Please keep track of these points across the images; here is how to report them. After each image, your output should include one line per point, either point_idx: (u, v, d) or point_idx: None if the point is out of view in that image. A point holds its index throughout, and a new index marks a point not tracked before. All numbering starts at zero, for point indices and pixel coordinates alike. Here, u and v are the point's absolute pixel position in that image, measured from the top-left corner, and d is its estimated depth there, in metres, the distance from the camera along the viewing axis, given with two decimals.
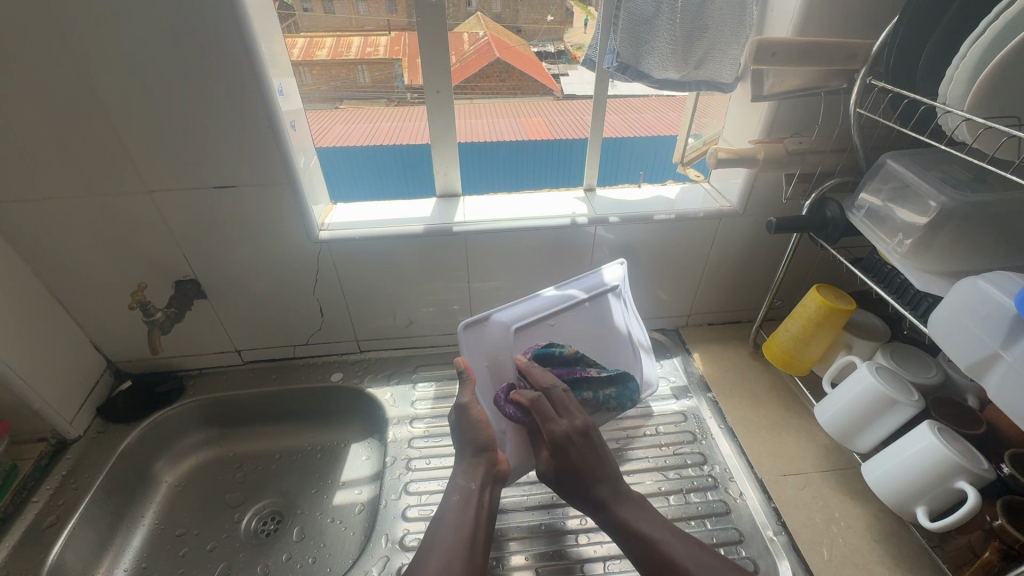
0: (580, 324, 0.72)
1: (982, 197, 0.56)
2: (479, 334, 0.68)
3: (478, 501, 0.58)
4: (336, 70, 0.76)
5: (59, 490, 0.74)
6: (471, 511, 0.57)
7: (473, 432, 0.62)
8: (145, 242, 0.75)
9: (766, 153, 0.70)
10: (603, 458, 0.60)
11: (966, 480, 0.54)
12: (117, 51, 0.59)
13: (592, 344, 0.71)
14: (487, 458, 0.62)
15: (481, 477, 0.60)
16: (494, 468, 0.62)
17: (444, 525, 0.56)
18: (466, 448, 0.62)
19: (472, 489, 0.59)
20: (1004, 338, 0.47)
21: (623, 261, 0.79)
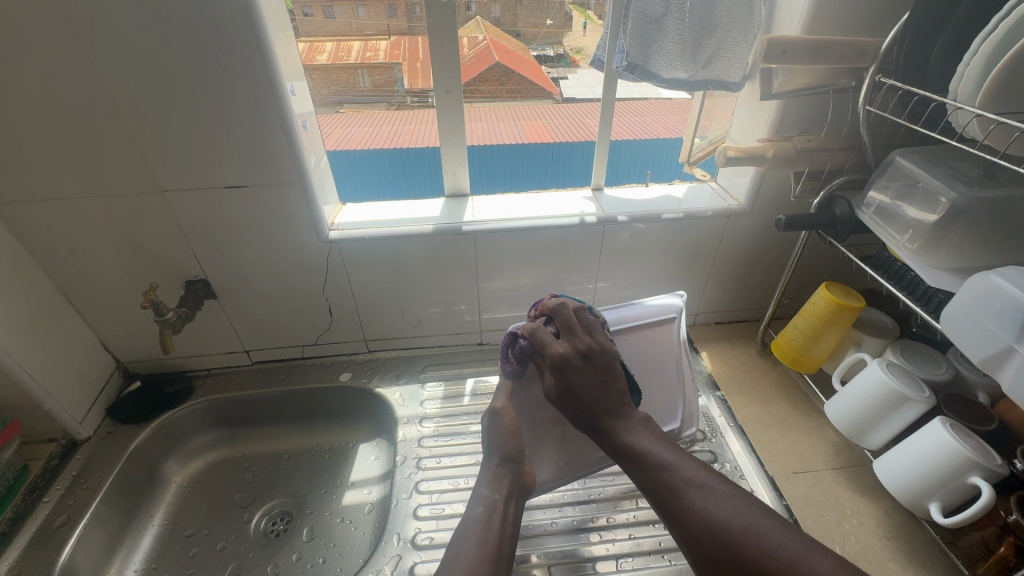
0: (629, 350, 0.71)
1: (994, 192, 0.56)
2: None
3: (502, 513, 0.57)
4: (336, 74, 0.76)
5: (70, 490, 0.74)
6: (497, 521, 0.56)
7: (500, 436, 0.62)
8: (156, 243, 0.75)
9: (775, 151, 0.70)
10: (606, 379, 0.55)
11: (981, 476, 0.54)
12: (131, 52, 0.59)
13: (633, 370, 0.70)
14: (513, 469, 0.61)
15: (507, 488, 0.60)
16: (519, 480, 0.61)
17: (469, 534, 0.55)
18: (494, 454, 0.62)
19: (498, 499, 0.58)
20: (1018, 331, 0.47)
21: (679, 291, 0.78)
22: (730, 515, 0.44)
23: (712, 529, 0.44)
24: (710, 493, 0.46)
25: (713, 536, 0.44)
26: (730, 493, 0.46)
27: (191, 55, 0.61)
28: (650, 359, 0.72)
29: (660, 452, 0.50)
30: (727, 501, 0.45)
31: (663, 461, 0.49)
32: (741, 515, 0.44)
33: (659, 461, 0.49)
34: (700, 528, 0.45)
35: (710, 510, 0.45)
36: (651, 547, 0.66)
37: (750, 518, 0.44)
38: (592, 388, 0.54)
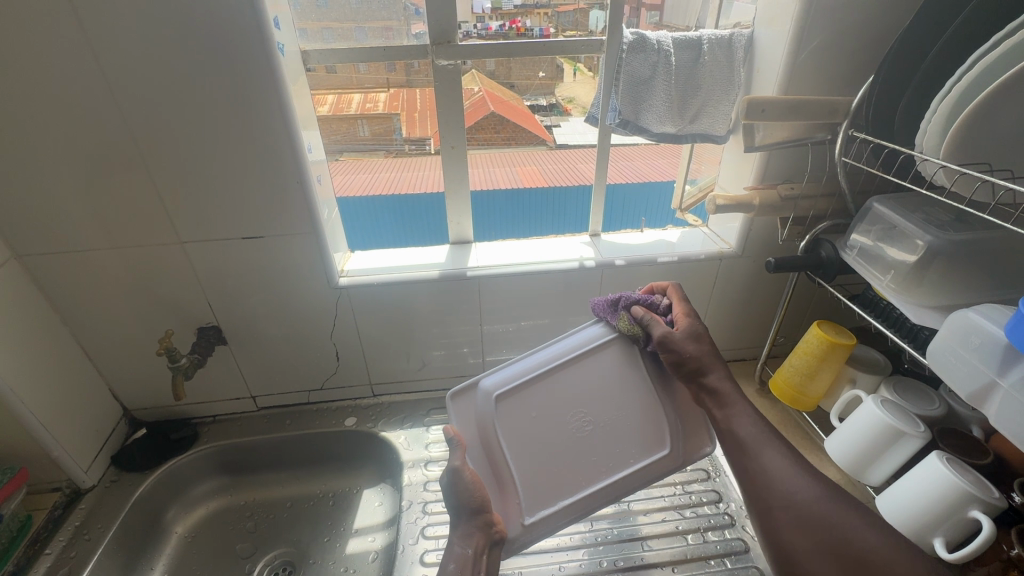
0: (584, 379, 0.64)
1: (964, 236, 0.60)
2: (467, 402, 0.65)
3: (474, 569, 0.53)
4: (335, 124, 0.81)
5: (72, 541, 0.73)
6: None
7: (464, 493, 0.58)
8: (173, 292, 0.78)
9: (761, 199, 0.75)
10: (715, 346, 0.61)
11: (981, 510, 0.55)
12: (166, 117, 0.65)
13: (591, 400, 0.63)
14: (483, 520, 0.57)
15: (479, 541, 0.55)
16: (491, 531, 0.57)
17: None
18: (464, 508, 0.57)
19: (468, 556, 0.54)
20: (999, 365, 0.50)
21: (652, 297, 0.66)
22: (802, 494, 0.49)
23: (780, 496, 0.49)
24: (790, 470, 0.51)
25: (793, 514, 0.48)
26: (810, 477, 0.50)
27: (218, 119, 0.66)
28: (616, 387, 0.63)
29: (750, 433, 0.54)
30: (801, 481, 0.50)
31: (750, 441, 0.54)
32: (810, 489, 0.49)
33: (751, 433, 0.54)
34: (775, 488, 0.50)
35: (784, 482, 0.50)
36: None
37: (821, 500, 0.48)
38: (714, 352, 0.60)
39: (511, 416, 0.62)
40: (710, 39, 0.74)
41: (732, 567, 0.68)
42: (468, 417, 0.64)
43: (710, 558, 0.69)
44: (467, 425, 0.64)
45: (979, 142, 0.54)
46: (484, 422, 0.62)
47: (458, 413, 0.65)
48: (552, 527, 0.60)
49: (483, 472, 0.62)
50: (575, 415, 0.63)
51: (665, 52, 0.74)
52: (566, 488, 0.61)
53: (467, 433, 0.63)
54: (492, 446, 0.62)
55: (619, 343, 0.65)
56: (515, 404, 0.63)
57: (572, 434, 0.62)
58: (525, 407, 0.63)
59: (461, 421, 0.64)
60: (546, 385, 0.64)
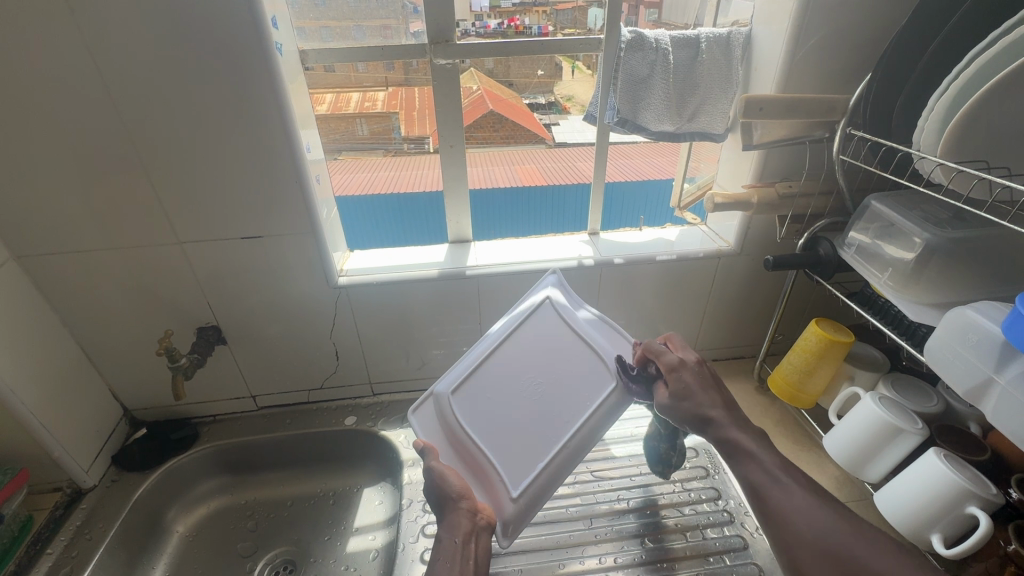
0: (518, 352, 0.68)
1: (962, 233, 0.60)
2: (429, 411, 0.67)
3: (464, 556, 0.52)
4: (334, 124, 0.81)
5: (73, 541, 0.73)
6: (459, 564, 0.51)
7: (445, 486, 0.57)
8: (171, 291, 0.78)
9: (759, 197, 0.75)
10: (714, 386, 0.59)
11: (978, 506, 0.55)
12: (163, 117, 0.65)
13: (535, 368, 0.67)
14: (467, 507, 0.56)
15: (465, 529, 0.54)
16: (477, 517, 0.56)
17: None
18: (448, 499, 0.57)
19: (457, 544, 0.52)
20: (997, 362, 0.50)
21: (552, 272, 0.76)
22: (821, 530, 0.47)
23: (797, 531, 0.47)
24: (805, 503, 0.49)
25: (813, 552, 0.46)
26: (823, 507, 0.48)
27: (216, 118, 0.66)
28: (551, 347, 0.68)
29: (763, 469, 0.52)
30: (817, 514, 0.48)
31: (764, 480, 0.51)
32: (825, 520, 0.47)
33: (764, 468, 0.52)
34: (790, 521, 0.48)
35: (798, 514, 0.48)
36: None
37: (839, 535, 0.46)
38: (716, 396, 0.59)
39: (469, 405, 0.65)
40: (708, 38, 0.75)
41: (732, 564, 0.68)
42: (432, 424, 0.66)
43: (710, 555, 0.70)
44: (434, 432, 0.65)
45: (977, 140, 0.54)
46: (446, 418, 0.64)
47: (422, 424, 0.66)
48: (540, 496, 0.58)
49: (461, 469, 0.62)
50: (527, 386, 0.65)
51: (663, 50, 0.74)
52: (539, 451, 0.60)
53: (435, 437, 0.65)
54: (461, 445, 0.63)
55: (537, 312, 0.71)
56: (469, 395, 0.66)
57: (530, 402, 0.64)
58: (480, 395, 0.66)
59: (427, 431, 0.65)
60: (490, 369, 0.68)
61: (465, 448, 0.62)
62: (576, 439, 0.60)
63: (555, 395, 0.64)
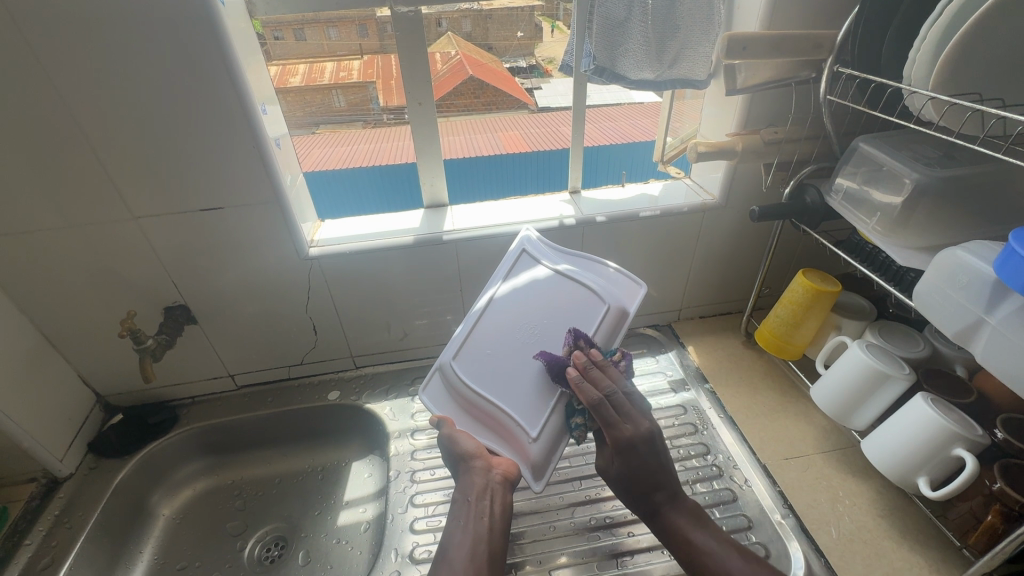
0: (511, 303, 0.67)
1: (953, 172, 0.58)
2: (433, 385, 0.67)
3: (477, 510, 0.57)
4: (311, 96, 0.77)
5: (53, 530, 0.71)
6: (472, 523, 0.57)
7: (457, 448, 0.60)
8: (132, 271, 0.74)
9: (744, 145, 0.72)
10: (659, 464, 0.58)
11: (965, 448, 0.55)
12: (98, 80, 0.59)
13: (532, 316, 0.66)
14: (483, 465, 0.59)
15: (478, 487, 0.58)
16: (491, 474, 0.59)
17: (451, 555, 0.55)
18: (460, 462, 0.60)
19: (472, 503, 0.57)
20: (987, 303, 0.49)
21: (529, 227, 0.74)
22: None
23: None
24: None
25: None
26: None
27: (160, 80, 0.60)
28: (541, 292, 0.67)
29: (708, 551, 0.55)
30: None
31: (716, 560, 0.54)
32: None
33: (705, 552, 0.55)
34: None
35: None
36: (649, 542, 0.66)
37: None
38: (655, 477, 0.58)
39: (472, 366, 0.64)
40: None
41: (721, 516, 0.67)
42: (441, 394, 0.66)
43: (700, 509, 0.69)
44: (442, 403, 0.65)
45: (970, 69, 0.51)
46: (453, 387, 0.64)
47: (430, 397, 0.66)
48: (558, 431, 0.61)
49: (477, 431, 0.63)
50: (527, 335, 0.64)
51: None
52: (549, 391, 0.61)
53: (446, 408, 0.65)
54: (476, 407, 0.63)
55: (520, 260, 0.70)
56: (472, 357, 0.65)
57: (531, 349, 0.64)
58: (480, 355, 0.65)
59: (435, 403, 0.66)
60: (487, 325, 0.67)
61: (480, 411, 0.63)
62: None
63: (553, 335, 0.64)
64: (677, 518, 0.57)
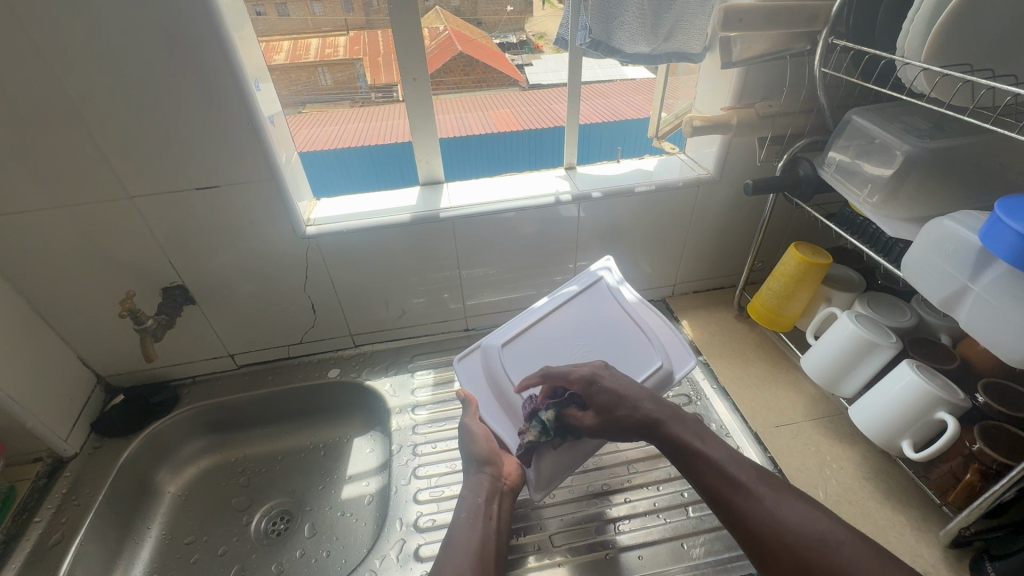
0: (572, 320, 0.72)
1: (943, 143, 0.59)
2: (474, 364, 0.72)
3: (485, 513, 0.60)
4: (296, 75, 0.75)
5: (62, 507, 0.72)
6: (480, 523, 0.59)
7: (475, 445, 0.64)
8: (129, 251, 0.74)
9: (739, 118, 0.72)
10: (634, 385, 0.61)
11: (947, 411, 0.58)
12: (86, 53, 0.58)
13: (586, 338, 0.70)
14: (492, 472, 0.62)
15: (488, 489, 0.61)
16: (500, 481, 0.62)
17: (456, 540, 0.58)
18: (471, 462, 0.63)
19: (479, 502, 0.60)
20: (972, 270, 0.50)
21: (612, 259, 0.81)
22: (812, 528, 0.49)
23: (791, 534, 0.49)
24: (789, 502, 0.51)
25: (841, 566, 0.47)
26: (795, 499, 0.52)
27: (150, 55, 0.59)
28: (600, 323, 0.71)
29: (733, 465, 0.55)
30: (815, 516, 0.50)
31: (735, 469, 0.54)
32: (815, 520, 0.50)
33: (719, 461, 0.55)
34: (782, 527, 0.50)
35: (780, 511, 0.51)
36: (646, 508, 0.69)
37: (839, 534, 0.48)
38: (630, 391, 0.60)
39: (516, 357, 0.68)
40: None
41: None
42: (478, 374, 0.71)
43: None
44: (478, 385, 0.70)
45: (962, 39, 0.52)
46: (492, 369, 0.68)
47: (466, 372, 0.71)
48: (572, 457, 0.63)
49: (498, 422, 0.66)
50: (574, 352, 0.69)
51: None
52: None
53: (478, 388, 0.69)
54: (504, 398, 0.66)
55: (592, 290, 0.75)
56: (519, 347, 0.69)
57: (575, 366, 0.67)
58: (526, 350, 0.69)
59: (470, 380, 0.70)
60: (541, 328, 0.71)
61: (505, 405, 0.66)
62: None
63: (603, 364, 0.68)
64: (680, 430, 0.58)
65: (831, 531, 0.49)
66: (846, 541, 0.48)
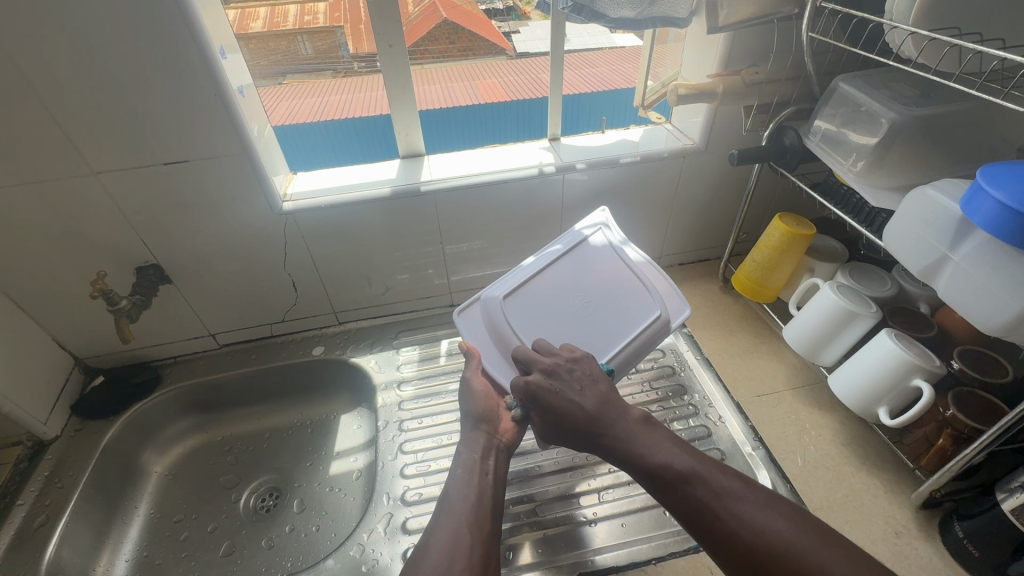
0: (571, 272, 0.71)
1: (929, 110, 0.58)
2: (474, 316, 0.70)
3: (481, 467, 0.58)
4: (275, 43, 0.73)
5: (45, 490, 0.72)
6: (476, 477, 0.57)
7: (474, 400, 0.63)
8: (98, 230, 0.71)
9: (725, 86, 0.71)
10: (589, 389, 0.55)
11: (923, 378, 0.59)
12: (34, 19, 0.54)
13: (586, 290, 0.70)
14: (487, 429, 0.62)
15: (483, 446, 0.60)
16: (496, 438, 0.62)
17: (452, 497, 0.55)
18: (468, 418, 0.63)
19: (476, 458, 0.59)
20: (952, 239, 0.50)
21: (604, 209, 0.80)
22: (765, 535, 0.42)
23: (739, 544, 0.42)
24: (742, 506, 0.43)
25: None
26: (754, 503, 0.43)
27: (104, 20, 0.55)
28: (598, 275, 0.71)
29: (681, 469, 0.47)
30: (772, 523, 0.42)
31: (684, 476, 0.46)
32: (766, 527, 0.42)
33: (669, 469, 0.47)
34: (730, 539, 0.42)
35: (732, 521, 0.43)
36: (629, 478, 0.70)
37: (795, 545, 0.40)
38: (579, 400, 0.54)
39: (516, 307, 0.67)
40: None
41: None
42: (477, 327, 0.69)
43: None
44: (481, 339, 0.68)
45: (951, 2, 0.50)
46: (494, 321, 0.67)
47: (467, 325, 0.70)
48: None
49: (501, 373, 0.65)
50: (576, 304, 0.68)
51: None
52: None
53: (480, 340, 0.68)
54: (506, 349, 0.65)
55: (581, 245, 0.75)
56: (519, 300, 0.68)
57: (577, 318, 0.67)
58: (527, 302, 0.68)
59: (472, 333, 0.69)
60: (541, 280, 0.70)
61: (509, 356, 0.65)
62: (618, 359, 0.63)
63: (605, 316, 0.67)
64: (631, 435, 0.51)
65: (798, 541, 0.40)
66: (811, 547, 0.40)
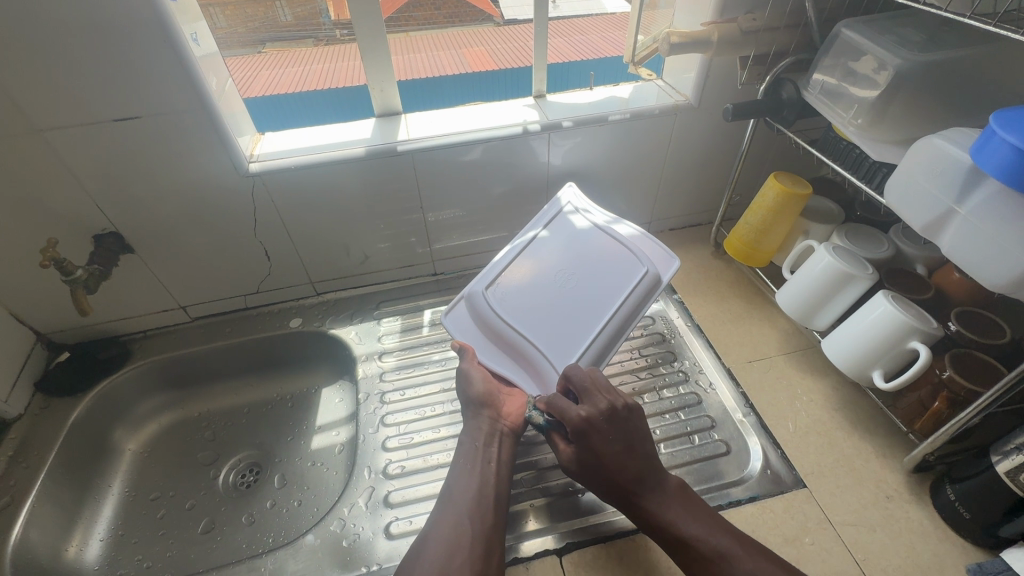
0: (552, 251, 0.71)
1: (937, 56, 0.54)
2: (461, 314, 0.68)
3: (484, 457, 0.57)
4: (252, 9, 0.71)
5: (9, 471, 0.68)
6: (478, 465, 0.57)
7: (474, 385, 0.61)
8: (48, 194, 0.66)
9: (721, 34, 0.67)
10: (634, 448, 0.53)
11: (920, 340, 0.57)
12: None
13: (571, 267, 0.69)
14: (490, 414, 0.60)
15: (485, 434, 0.59)
16: (499, 423, 0.60)
17: (454, 494, 0.54)
18: (469, 404, 0.61)
19: (477, 447, 0.58)
20: (960, 191, 0.47)
21: (572, 184, 0.80)
22: None
23: None
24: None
25: None
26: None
27: None
28: (581, 250, 0.71)
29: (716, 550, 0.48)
30: None
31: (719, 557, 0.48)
32: None
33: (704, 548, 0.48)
34: None
35: None
36: None
37: None
38: (628, 457, 0.52)
39: (503, 297, 0.66)
40: None
41: (686, 418, 0.69)
42: (466, 324, 0.67)
43: (666, 413, 0.70)
44: (469, 334, 0.66)
45: None
46: (482, 314, 0.65)
47: (455, 325, 0.67)
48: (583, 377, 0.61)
49: (498, 362, 0.64)
50: (563, 285, 0.67)
51: None
52: (580, 336, 0.62)
53: (470, 337, 0.66)
54: (499, 338, 0.64)
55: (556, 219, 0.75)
56: (506, 291, 0.67)
57: (567, 296, 0.66)
58: (515, 292, 0.66)
59: (461, 330, 0.67)
60: (526, 267, 0.69)
61: (504, 343, 0.64)
62: (614, 322, 0.63)
63: (591, 287, 0.66)
64: (670, 506, 0.51)
65: None
66: None
